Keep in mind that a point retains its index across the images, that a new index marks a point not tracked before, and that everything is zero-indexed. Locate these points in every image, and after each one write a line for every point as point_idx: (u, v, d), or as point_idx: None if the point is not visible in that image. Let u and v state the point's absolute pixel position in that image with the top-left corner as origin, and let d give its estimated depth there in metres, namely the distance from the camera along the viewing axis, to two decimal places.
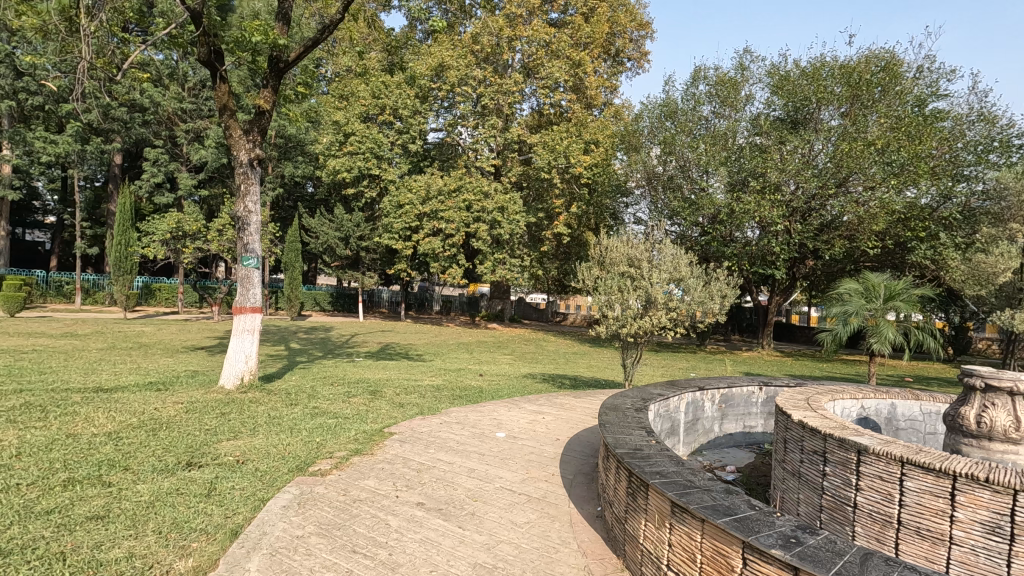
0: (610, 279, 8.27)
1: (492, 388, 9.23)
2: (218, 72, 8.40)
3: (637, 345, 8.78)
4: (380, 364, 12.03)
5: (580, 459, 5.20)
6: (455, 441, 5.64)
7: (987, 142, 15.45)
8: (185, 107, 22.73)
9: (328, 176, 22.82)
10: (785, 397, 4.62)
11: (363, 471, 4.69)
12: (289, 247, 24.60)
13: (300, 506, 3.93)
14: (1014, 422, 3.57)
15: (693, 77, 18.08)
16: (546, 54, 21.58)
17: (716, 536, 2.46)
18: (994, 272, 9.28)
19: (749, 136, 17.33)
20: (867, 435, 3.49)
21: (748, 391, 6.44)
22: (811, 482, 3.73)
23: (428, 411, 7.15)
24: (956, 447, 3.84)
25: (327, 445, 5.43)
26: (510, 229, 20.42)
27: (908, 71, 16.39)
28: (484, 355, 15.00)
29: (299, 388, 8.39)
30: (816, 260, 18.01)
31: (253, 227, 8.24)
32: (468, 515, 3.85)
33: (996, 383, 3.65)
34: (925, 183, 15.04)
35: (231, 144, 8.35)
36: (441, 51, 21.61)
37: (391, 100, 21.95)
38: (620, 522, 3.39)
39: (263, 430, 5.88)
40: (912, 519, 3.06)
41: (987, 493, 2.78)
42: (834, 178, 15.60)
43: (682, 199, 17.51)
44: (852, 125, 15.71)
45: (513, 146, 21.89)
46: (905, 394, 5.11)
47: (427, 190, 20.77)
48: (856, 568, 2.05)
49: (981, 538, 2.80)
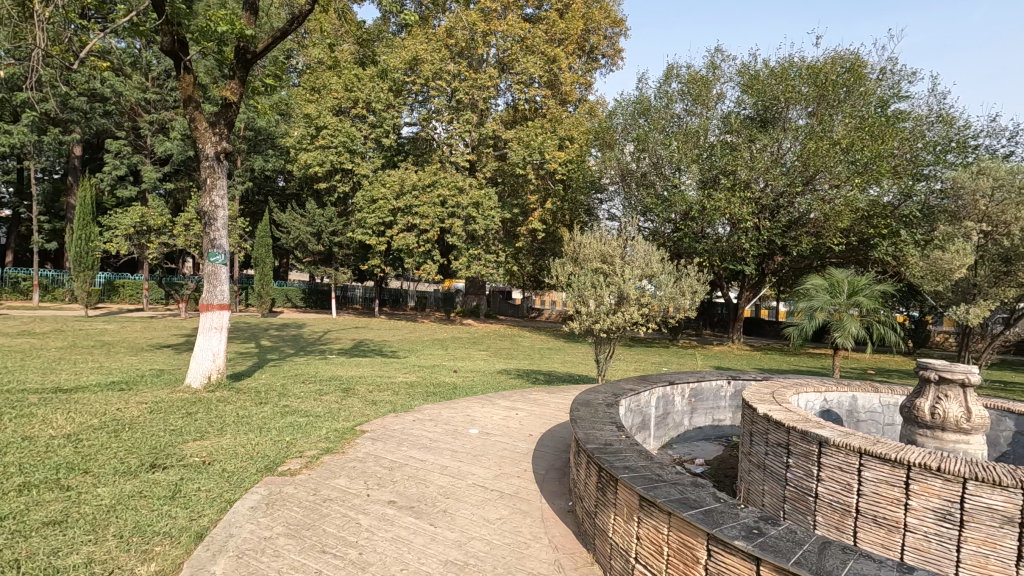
0: (584, 275, 8.33)
1: (466, 385, 9.23)
2: (182, 62, 8.15)
3: (610, 341, 8.84)
4: (353, 361, 11.82)
5: (553, 455, 5.22)
6: (428, 438, 5.62)
7: (944, 143, 16.08)
8: (149, 97, 22.02)
9: (300, 170, 22.38)
10: (751, 391, 4.72)
11: (334, 470, 4.64)
12: (259, 243, 24.11)
13: (268, 506, 3.86)
14: (965, 413, 3.74)
15: (666, 75, 18.22)
16: (520, 49, 21.62)
17: (683, 529, 2.51)
18: (951, 269, 9.55)
19: (720, 134, 17.51)
20: (827, 427, 3.58)
21: (717, 385, 6.55)
22: (775, 473, 3.83)
23: (401, 409, 7.07)
24: (911, 437, 3.98)
25: (297, 444, 5.35)
26: (485, 224, 20.45)
27: (872, 72, 16.86)
28: (459, 352, 14.92)
29: (268, 387, 8.21)
30: (784, 256, 18.46)
31: (220, 222, 8.03)
32: (440, 512, 3.85)
33: (948, 375, 3.79)
34: (887, 182, 15.54)
35: (196, 137, 8.11)
36: (414, 44, 21.37)
37: (364, 93, 21.59)
38: (590, 517, 3.43)
39: (230, 430, 5.76)
40: (870, 508, 3.17)
41: (939, 482, 2.89)
42: (801, 176, 15.98)
43: (655, 196, 17.70)
44: (819, 124, 16.06)
45: (488, 141, 21.94)
46: (866, 387, 5.26)
47: (401, 185, 20.53)
48: (814, 558, 2.12)
49: (933, 525, 2.92)
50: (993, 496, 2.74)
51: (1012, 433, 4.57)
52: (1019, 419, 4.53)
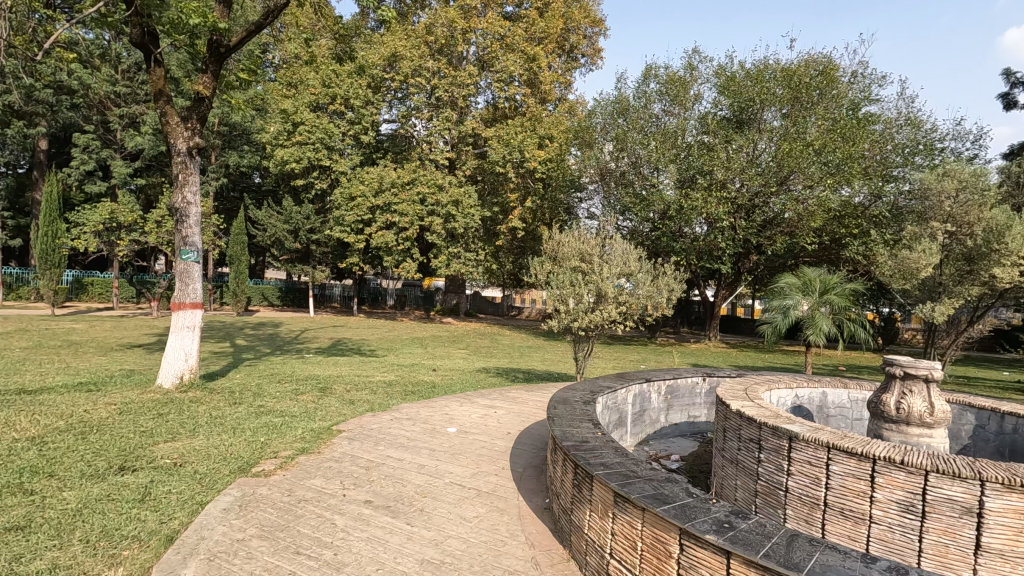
0: (563, 273, 8.36)
1: (445, 384, 9.20)
2: (152, 55, 7.95)
3: (588, 339, 8.88)
4: (331, 360, 11.70)
5: (531, 453, 5.24)
6: (406, 438, 5.59)
7: (912, 145, 16.57)
8: (119, 90, 21.45)
9: (276, 166, 22.04)
10: (725, 387, 4.81)
11: (309, 470, 4.58)
12: (234, 241, 23.68)
13: (241, 508, 3.80)
14: (928, 407, 3.86)
15: (645, 76, 18.34)
16: (500, 47, 21.59)
17: (656, 524, 2.55)
18: (918, 268, 9.84)
19: (697, 134, 17.66)
20: (797, 423, 3.67)
21: (692, 382, 6.64)
22: (746, 468, 3.90)
23: (379, 408, 7.02)
24: (878, 431, 4.09)
25: (272, 445, 5.28)
26: (465, 223, 20.42)
27: (844, 76, 17.25)
28: (438, 350, 14.86)
29: (243, 386, 8.07)
30: (759, 255, 18.79)
31: (193, 219, 7.86)
32: (417, 511, 3.84)
33: (913, 371, 3.91)
34: (858, 183, 15.91)
35: (168, 132, 7.93)
36: (394, 40, 21.15)
37: (342, 89, 21.33)
38: (566, 513, 3.45)
39: (203, 431, 5.64)
40: (837, 501, 3.25)
41: (902, 474, 2.98)
42: (776, 177, 16.26)
43: (633, 195, 17.88)
44: (793, 126, 16.34)
45: (468, 139, 21.88)
46: (835, 383, 5.40)
47: (380, 182, 20.35)
48: (783, 550, 2.17)
49: (897, 516, 3.01)
50: (953, 488, 2.83)
51: (973, 427, 4.73)
52: (979, 413, 4.69)
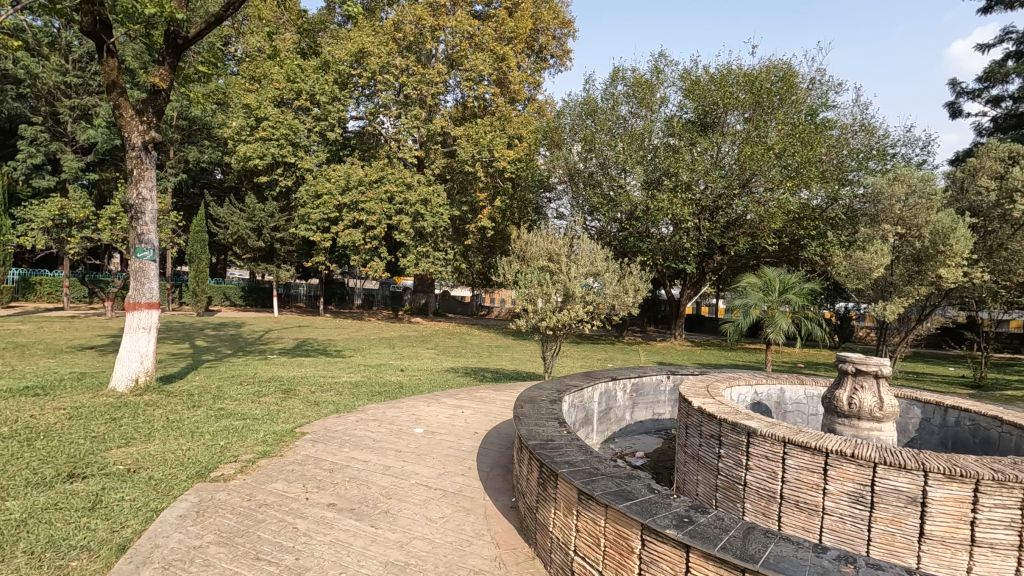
0: (531, 273, 8.38)
1: (412, 384, 9.13)
2: (104, 44, 7.60)
3: (556, 338, 8.94)
4: (295, 361, 11.46)
5: (497, 453, 5.23)
6: (371, 439, 5.52)
7: (867, 150, 17.27)
8: (69, 80, 20.53)
9: (238, 162, 21.46)
10: (687, 385, 4.91)
11: (271, 474, 4.48)
12: (194, 238, 22.94)
13: (198, 514, 3.69)
14: (878, 402, 4.03)
15: (612, 78, 18.53)
16: (469, 46, 21.51)
17: (618, 520, 2.59)
18: (871, 268, 10.25)
19: (664, 136, 17.94)
20: (755, 418, 3.78)
21: (657, 380, 6.75)
22: (708, 463, 3.99)
23: (344, 409, 6.90)
24: (832, 426, 4.25)
25: (232, 448, 5.14)
26: (433, 222, 20.28)
27: (803, 82, 17.81)
28: (406, 350, 14.71)
29: (203, 389, 7.82)
30: (723, 256, 19.25)
31: (149, 216, 7.57)
32: (381, 513, 3.79)
33: (863, 367, 4.07)
34: (816, 186, 16.49)
35: (121, 125, 7.61)
36: (361, 36, 20.81)
37: (308, 84, 20.89)
38: (531, 512, 3.47)
39: (160, 435, 5.46)
40: (793, 493, 3.36)
41: (853, 466, 3.10)
42: (738, 179, 16.69)
43: (601, 195, 18.12)
44: (755, 130, 16.79)
45: (436, 138, 21.76)
46: (792, 380, 5.58)
47: (346, 180, 20.04)
48: (739, 543, 2.23)
49: (847, 507, 3.13)
50: (899, 479, 2.97)
51: (919, 420, 4.96)
52: (925, 407, 4.92)
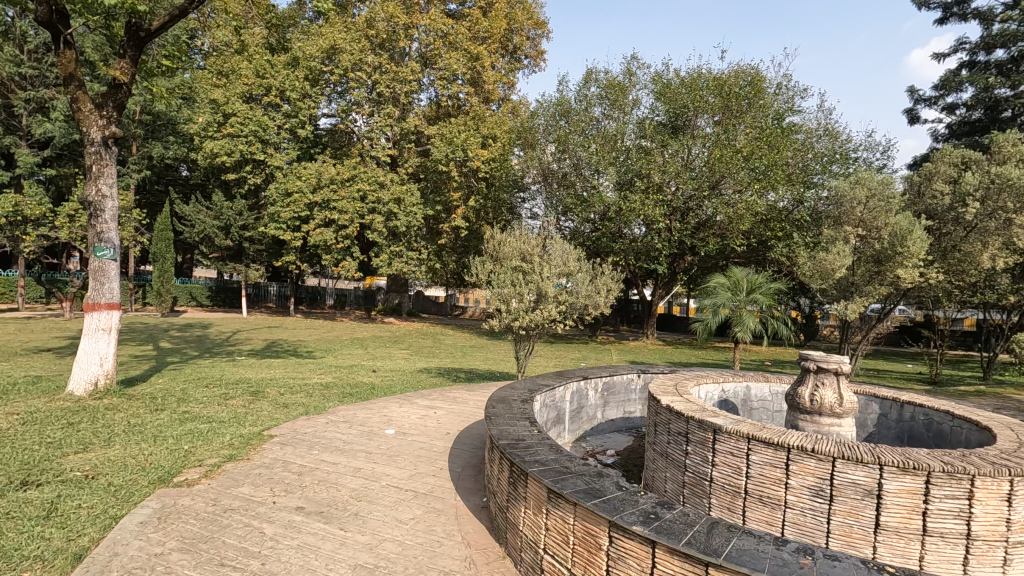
0: (503, 273, 8.40)
1: (385, 385, 9.05)
2: (61, 36, 7.31)
3: (529, 338, 8.97)
4: (264, 362, 11.25)
5: (469, 453, 5.22)
6: (341, 441, 5.46)
7: (830, 154, 17.82)
8: (24, 71, 19.70)
9: (204, 159, 20.92)
10: (657, 383, 4.99)
11: (237, 478, 4.39)
12: (158, 237, 22.27)
13: (160, 520, 3.60)
14: (838, 398, 4.16)
15: (585, 79, 18.66)
16: (443, 45, 21.41)
17: (587, 518, 2.61)
18: (834, 268, 10.58)
19: (636, 138, 18.15)
20: (721, 415, 3.86)
21: (628, 379, 6.84)
22: (675, 460, 4.06)
23: (314, 411, 6.80)
24: (795, 422, 4.37)
25: (197, 452, 5.02)
26: (407, 221, 20.15)
27: (770, 87, 18.24)
28: (378, 351, 14.58)
29: (167, 392, 7.60)
30: (693, 256, 19.60)
31: (109, 213, 7.34)
32: (351, 516, 3.75)
33: (825, 365, 4.20)
34: (782, 189, 16.94)
35: (79, 119, 7.34)
36: (333, 32, 20.50)
37: (277, 80, 20.46)
38: (502, 512, 3.48)
39: (120, 440, 5.28)
40: (757, 488, 3.44)
41: (813, 461, 3.20)
42: (708, 181, 17.02)
43: (575, 196, 18.25)
44: (724, 133, 17.15)
45: (410, 136, 21.63)
46: (758, 377, 5.72)
47: (318, 178, 19.73)
48: (703, 537, 2.29)
49: (808, 500, 3.23)
50: (857, 472, 3.07)
51: (877, 415, 5.16)
52: (882, 403, 5.12)
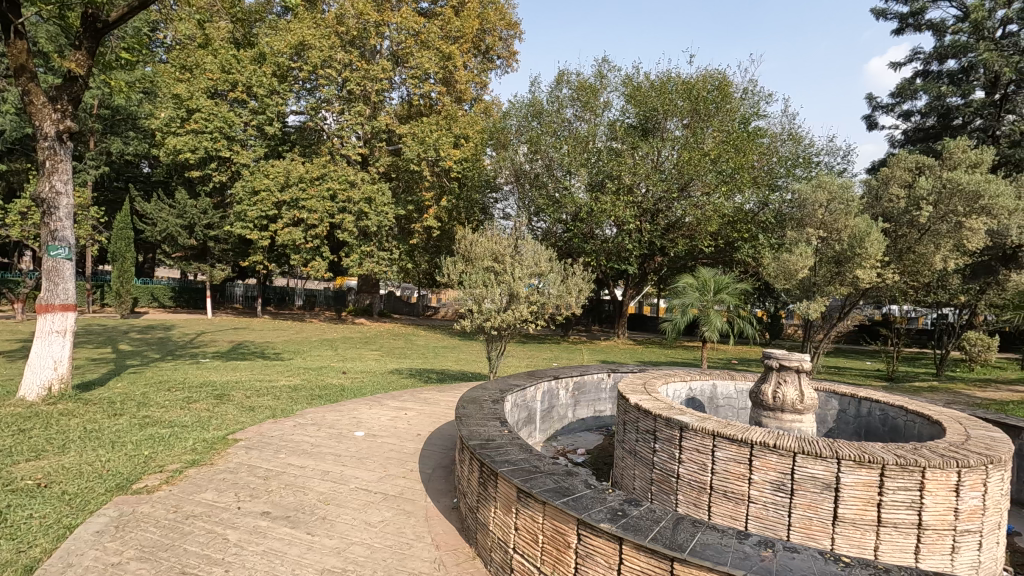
0: (475, 273, 8.38)
1: (355, 386, 8.93)
2: (11, 25, 6.96)
3: (500, 338, 8.97)
4: (230, 365, 10.98)
5: (440, 455, 5.20)
6: (309, 444, 5.37)
7: (794, 158, 18.34)
8: None
9: (167, 156, 20.28)
10: (626, 382, 5.05)
11: (200, 484, 4.27)
12: (117, 235, 21.51)
13: (118, 529, 3.48)
14: (799, 395, 4.29)
15: (557, 81, 18.75)
16: (414, 44, 21.23)
17: (555, 516, 2.63)
18: (797, 269, 10.89)
19: (607, 140, 18.32)
20: (688, 413, 3.93)
21: (598, 378, 6.91)
22: (644, 458, 4.12)
23: (282, 414, 6.66)
24: (759, 419, 4.49)
25: (158, 458, 4.87)
26: (378, 221, 19.94)
27: (737, 91, 18.64)
28: (349, 352, 14.40)
29: (126, 396, 7.34)
30: (663, 257, 19.92)
31: (63, 211, 7.05)
32: (318, 520, 3.70)
33: (787, 363, 4.33)
34: (748, 191, 17.35)
35: (31, 112, 7.01)
36: (301, 28, 20.10)
37: (243, 76, 19.97)
38: (472, 512, 3.48)
39: (75, 447, 5.08)
40: (721, 484, 3.52)
41: (775, 456, 3.29)
42: (677, 182, 17.30)
43: (547, 197, 18.34)
44: (692, 137, 17.46)
45: (381, 135, 21.39)
46: (724, 375, 5.85)
47: (286, 176, 19.35)
48: (668, 533, 2.33)
49: (771, 494, 3.32)
50: (816, 467, 3.18)
51: (836, 411, 5.34)
52: (842, 399, 5.30)
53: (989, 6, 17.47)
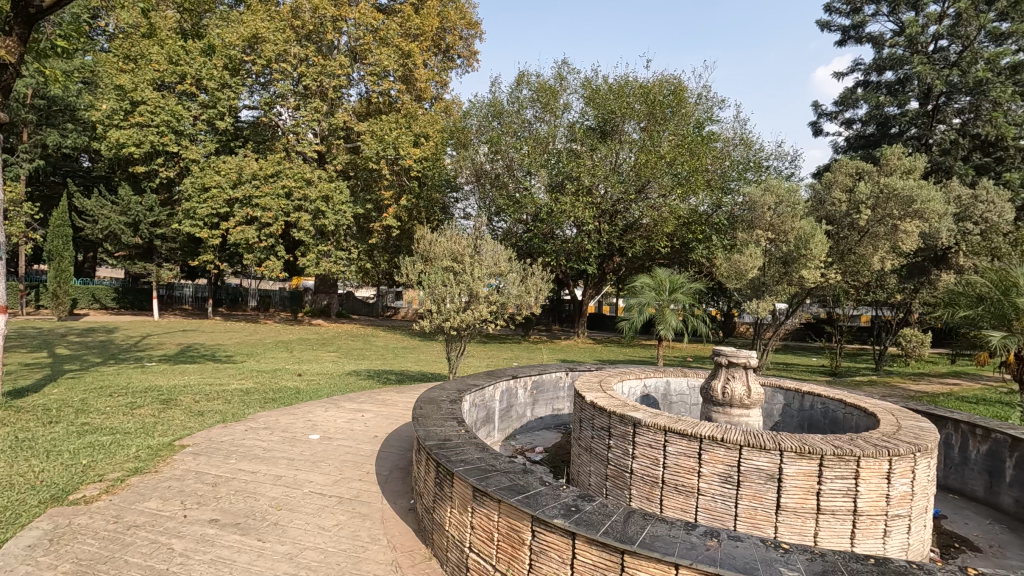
0: (434, 273, 8.34)
1: (310, 389, 8.74)
2: None
3: (460, 338, 8.94)
4: (178, 368, 10.56)
5: (397, 456, 5.15)
6: (261, 448, 5.23)
7: (745, 162, 19.00)
8: None
9: (109, 149, 19.30)
10: (582, 380, 5.13)
11: (143, 492, 4.10)
12: (54, 233, 20.31)
13: (52, 542, 3.30)
14: (746, 390, 4.45)
15: (518, 82, 18.81)
16: (373, 40, 20.91)
17: (510, 514, 2.66)
18: (747, 268, 11.26)
19: (567, 142, 18.50)
20: (641, 410, 4.02)
21: (556, 377, 6.99)
22: (599, 454, 4.19)
23: (232, 419, 6.45)
24: (709, 414, 4.63)
25: (98, 466, 4.64)
26: (335, 220, 19.54)
27: (692, 96, 19.15)
28: (305, 354, 14.08)
29: (62, 402, 6.96)
30: (621, 257, 20.31)
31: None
32: (270, 526, 3.61)
33: (735, 359, 4.50)
34: (702, 194, 17.88)
35: None
36: (254, 20, 19.48)
37: (192, 68, 19.23)
38: (428, 512, 3.47)
39: (4, 458, 4.78)
40: (672, 478, 3.63)
41: (723, 450, 3.41)
42: (635, 185, 17.67)
43: (507, 197, 18.40)
44: (649, 140, 17.84)
45: (338, 132, 20.96)
46: (677, 372, 6.02)
47: (238, 173, 18.77)
48: (619, 526, 2.39)
49: (718, 487, 3.44)
50: (761, 459, 3.31)
51: (782, 405, 5.58)
52: (786, 394, 5.54)
53: (922, 22, 18.58)
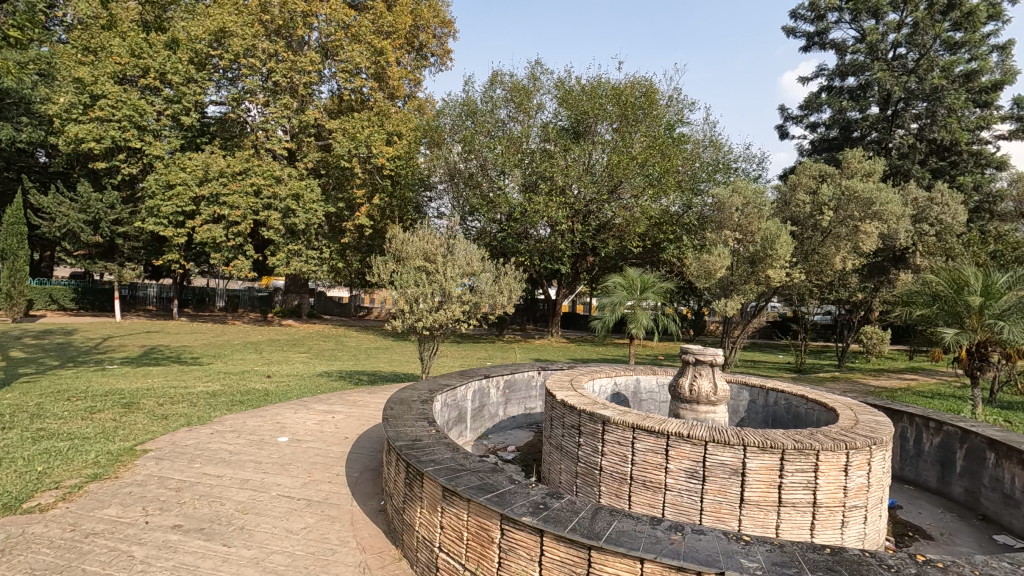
0: (406, 273, 8.28)
1: (279, 391, 8.58)
2: None
3: (432, 338, 8.90)
4: (141, 371, 10.23)
5: (368, 457, 5.11)
6: (228, 452, 5.12)
7: (714, 164, 19.39)
8: None
9: (67, 145, 18.58)
10: (553, 379, 5.16)
11: (102, 499, 3.97)
12: (6, 230, 19.43)
13: (3, 553, 3.18)
14: (713, 387, 4.56)
15: (491, 82, 18.79)
16: (344, 36, 20.65)
17: (480, 513, 2.67)
18: (716, 267, 11.46)
19: (540, 142, 18.55)
20: (609, 408, 4.07)
21: (529, 376, 7.02)
22: (569, 452, 4.23)
23: (198, 422, 6.30)
24: (677, 411, 4.72)
25: (54, 473, 4.48)
26: (306, 218, 19.19)
27: (663, 99, 19.44)
28: (274, 355, 13.82)
29: (16, 408, 6.68)
30: (594, 257, 20.50)
31: None
32: (236, 530, 3.54)
33: (701, 357, 4.60)
34: (672, 195, 18.18)
35: None
36: (220, 14, 19.00)
37: (155, 62, 18.68)
38: (398, 513, 3.45)
39: None
40: (640, 474, 3.69)
41: (689, 446, 3.48)
42: (607, 185, 17.85)
43: (481, 196, 18.38)
44: (621, 140, 18.04)
45: (309, 129, 20.64)
46: (646, 370, 6.12)
47: (205, 170, 18.30)
48: (587, 523, 2.42)
49: (685, 482, 3.51)
50: (725, 454, 3.39)
51: (747, 402, 5.72)
52: (751, 390, 5.69)
53: (882, 30, 19.25)
